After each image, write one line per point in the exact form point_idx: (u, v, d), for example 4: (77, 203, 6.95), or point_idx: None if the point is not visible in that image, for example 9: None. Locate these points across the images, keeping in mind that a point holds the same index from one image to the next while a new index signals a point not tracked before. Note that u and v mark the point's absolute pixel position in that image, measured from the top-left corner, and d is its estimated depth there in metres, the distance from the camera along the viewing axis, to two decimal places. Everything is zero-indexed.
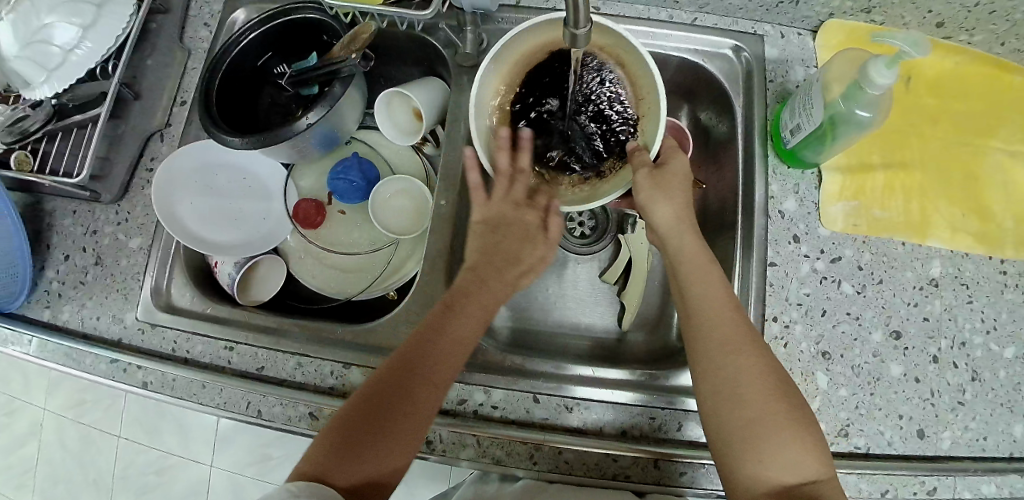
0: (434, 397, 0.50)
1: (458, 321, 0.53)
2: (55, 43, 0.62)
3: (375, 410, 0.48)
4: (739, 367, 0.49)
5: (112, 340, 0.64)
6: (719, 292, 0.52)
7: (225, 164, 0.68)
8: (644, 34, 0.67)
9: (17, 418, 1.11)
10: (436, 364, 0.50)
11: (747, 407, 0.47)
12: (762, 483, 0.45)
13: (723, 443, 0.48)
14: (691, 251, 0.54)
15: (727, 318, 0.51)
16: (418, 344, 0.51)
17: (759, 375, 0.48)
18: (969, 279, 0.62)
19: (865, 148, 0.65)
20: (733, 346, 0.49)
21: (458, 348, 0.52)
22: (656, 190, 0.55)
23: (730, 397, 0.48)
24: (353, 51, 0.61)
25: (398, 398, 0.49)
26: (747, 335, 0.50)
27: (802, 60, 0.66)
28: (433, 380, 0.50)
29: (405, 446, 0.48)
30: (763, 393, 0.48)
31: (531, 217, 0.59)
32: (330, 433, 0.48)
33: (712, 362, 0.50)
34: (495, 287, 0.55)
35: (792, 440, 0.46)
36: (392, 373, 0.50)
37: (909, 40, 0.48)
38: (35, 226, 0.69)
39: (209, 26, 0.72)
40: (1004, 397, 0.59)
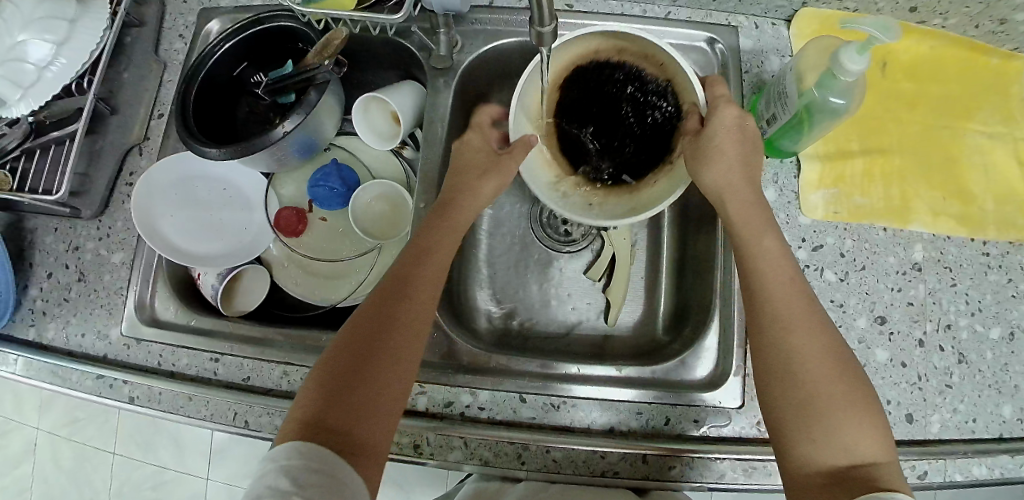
0: (414, 352, 0.49)
1: (423, 267, 0.52)
2: (28, 60, 0.61)
3: (361, 350, 0.47)
4: (803, 344, 0.47)
5: (98, 356, 0.64)
6: (780, 265, 0.51)
7: (205, 174, 0.68)
8: (618, 30, 0.67)
9: (10, 439, 1.11)
10: (408, 306, 0.50)
11: (801, 385, 0.46)
12: (813, 462, 0.45)
13: (780, 421, 0.47)
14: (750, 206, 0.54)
15: (785, 290, 0.49)
16: (384, 303, 0.50)
17: (819, 351, 0.47)
18: (952, 262, 0.62)
19: (843, 135, 0.65)
20: (788, 326, 0.48)
21: (427, 293, 0.51)
22: (700, 159, 0.55)
23: (792, 376, 0.47)
24: (326, 57, 0.60)
25: (376, 351, 0.47)
26: (802, 311, 0.49)
27: (777, 50, 0.66)
28: (410, 335, 0.49)
29: (394, 398, 0.47)
30: (820, 374, 0.46)
31: (477, 139, 0.61)
32: (314, 388, 0.45)
33: (769, 341, 0.48)
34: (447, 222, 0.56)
35: (846, 425, 0.45)
36: (359, 332, 0.48)
37: (878, 25, 0.48)
38: (16, 245, 0.68)
39: (184, 37, 0.72)
40: (991, 378, 0.59)
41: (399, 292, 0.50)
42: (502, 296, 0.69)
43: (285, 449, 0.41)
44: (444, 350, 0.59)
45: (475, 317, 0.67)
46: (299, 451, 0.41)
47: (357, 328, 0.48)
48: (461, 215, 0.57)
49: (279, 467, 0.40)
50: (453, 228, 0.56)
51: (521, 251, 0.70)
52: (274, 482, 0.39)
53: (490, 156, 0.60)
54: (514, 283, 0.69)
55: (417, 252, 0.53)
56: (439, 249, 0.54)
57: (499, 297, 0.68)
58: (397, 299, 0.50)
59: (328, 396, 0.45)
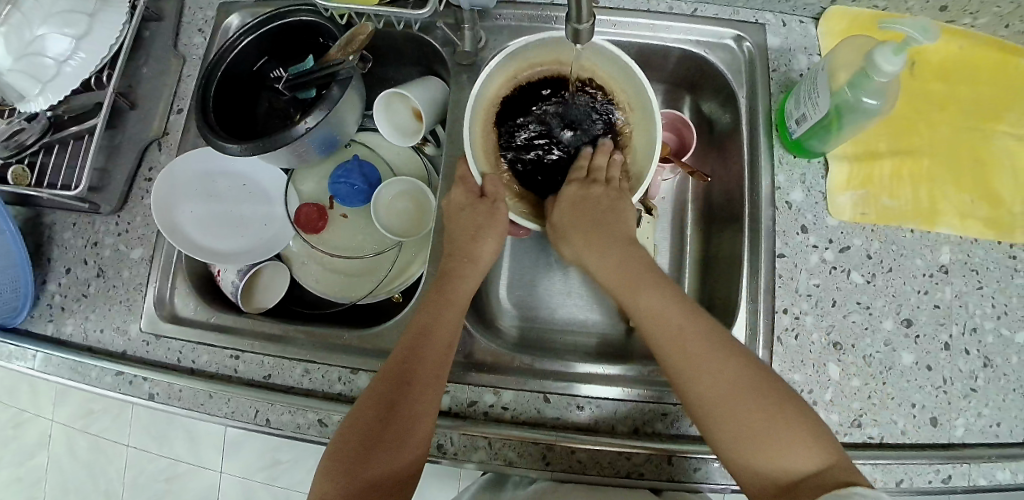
0: (424, 432, 0.49)
1: (433, 336, 0.52)
2: (47, 54, 0.60)
3: (374, 425, 0.48)
4: (710, 381, 0.47)
5: (117, 352, 0.64)
6: (670, 305, 0.51)
7: (225, 171, 0.68)
8: (643, 27, 0.66)
9: (25, 431, 1.11)
10: (421, 375, 0.50)
11: (722, 423, 0.46)
12: (765, 483, 0.45)
13: (724, 454, 0.47)
14: (624, 268, 0.54)
15: (684, 319, 0.50)
16: (390, 383, 0.50)
17: (729, 379, 0.47)
18: (979, 265, 0.61)
19: (871, 135, 0.64)
20: (694, 366, 0.48)
21: (440, 362, 0.52)
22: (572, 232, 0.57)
23: (715, 412, 0.46)
24: (350, 52, 0.59)
25: (383, 436, 0.48)
26: (704, 341, 0.49)
27: (805, 48, 0.65)
28: (417, 416, 0.49)
29: (406, 475, 0.48)
30: (743, 400, 0.46)
31: (462, 195, 0.59)
32: (330, 462, 0.48)
33: (686, 380, 0.48)
34: (461, 289, 0.56)
35: (783, 445, 0.45)
36: (368, 417, 0.49)
37: (916, 26, 0.47)
38: (35, 240, 0.68)
39: (204, 32, 0.72)
40: (1016, 383, 0.59)
41: (403, 376, 0.50)
42: (522, 295, 0.68)
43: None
44: (467, 349, 0.59)
45: (497, 316, 0.67)
46: None
47: (366, 411, 0.49)
48: (462, 287, 0.56)
49: None
50: (454, 302, 0.55)
51: (543, 250, 0.69)
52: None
53: (481, 212, 0.57)
54: (535, 282, 0.69)
55: (420, 330, 0.53)
56: (445, 320, 0.53)
57: (520, 296, 0.68)
58: (402, 382, 0.50)
59: (340, 483, 0.46)
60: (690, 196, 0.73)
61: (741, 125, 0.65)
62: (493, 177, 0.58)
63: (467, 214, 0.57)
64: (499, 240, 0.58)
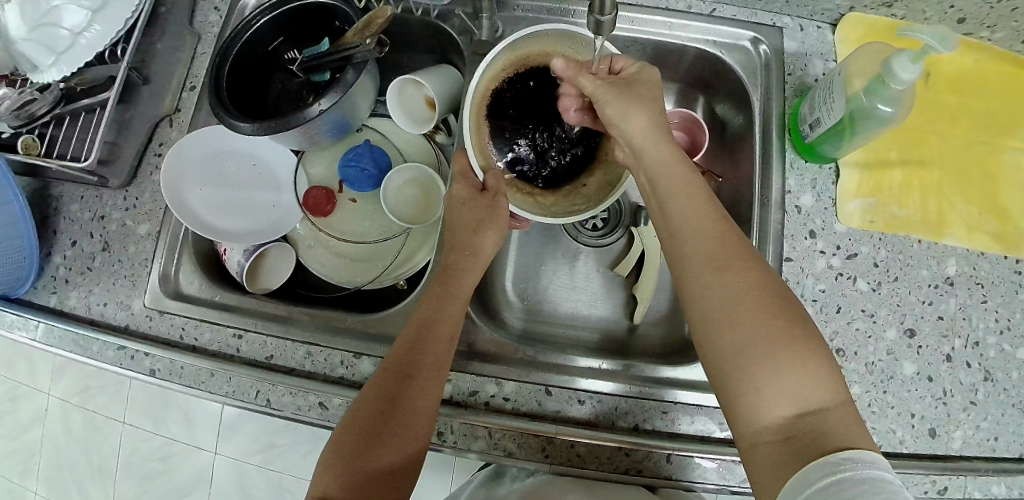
0: (424, 427, 0.49)
1: (437, 330, 0.52)
2: (62, 26, 0.61)
3: (375, 415, 0.48)
4: (731, 285, 0.45)
5: (120, 326, 0.64)
6: (703, 210, 0.48)
7: (235, 149, 0.67)
8: (660, 25, 0.66)
9: (22, 403, 1.11)
10: (422, 371, 0.50)
11: (735, 329, 0.43)
12: (765, 417, 0.42)
13: (725, 372, 0.44)
14: (672, 168, 0.50)
15: (713, 228, 0.47)
16: (391, 378, 0.49)
17: (753, 298, 0.44)
18: (984, 278, 0.61)
19: (883, 143, 0.64)
20: (714, 268, 0.45)
21: (442, 357, 0.51)
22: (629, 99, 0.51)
23: (729, 320, 0.44)
24: (367, 36, 0.58)
25: (384, 430, 0.48)
26: (729, 251, 0.46)
27: (822, 53, 0.65)
28: (416, 413, 0.49)
29: (405, 469, 0.49)
30: (762, 321, 0.43)
31: (463, 190, 0.58)
32: (332, 452, 0.48)
33: (704, 283, 0.46)
34: (464, 284, 0.55)
35: (792, 369, 0.42)
36: (370, 408, 0.49)
37: (936, 34, 0.47)
38: (42, 211, 0.68)
39: (219, 9, 0.71)
40: (1016, 398, 0.59)
41: (404, 371, 0.50)
42: (527, 288, 0.68)
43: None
44: (470, 338, 0.59)
45: (500, 307, 0.67)
46: None
47: (367, 403, 0.49)
48: (464, 281, 0.55)
49: None
50: (455, 297, 0.54)
51: (549, 244, 0.69)
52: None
53: (482, 206, 0.57)
54: (540, 276, 0.69)
55: (421, 325, 0.52)
56: (447, 314, 0.53)
57: (525, 288, 0.68)
58: (403, 376, 0.49)
59: (342, 475, 0.47)
60: None
61: (753, 128, 0.65)
62: (495, 173, 0.58)
63: (467, 208, 0.57)
64: (502, 235, 0.58)
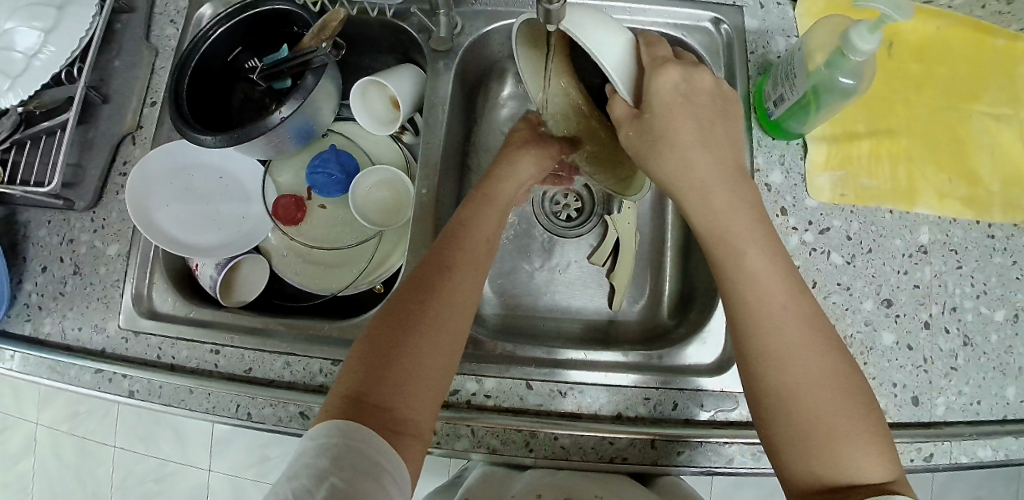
0: (459, 334, 0.48)
1: (480, 226, 0.54)
2: (16, 49, 0.60)
3: (406, 317, 0.46)
4: (796, 365, 0.43)
5: (95, 350, 0.63)
6: (771, 277, 0.46)
7: (201, 163, 0.67)
8: (620, 11, 0.66)
9: (11, 434, 1.10)
10: (462, 263, 0.50)
11: (800, 406, 0.42)
12: (815, 479, 0.42)
13: (779, 444, 0.43)
14: (728, 219, 0.48)
15: (779, 302, 0.45)
16: (410, 297, 0.48)
17: (819, 381, 0.43)
18: (957, 244, 0.61)
19: (849, 115, 0.64)
20: (781, 347, 0.44)
21: (480, 254, 0.52)
22: (649, 145, 0.51)
23: (796, 400, 0.43)
24: (323, 39, 0.58)
25: (409, 334, 0.45)
26: (799, 328, 0.44)
27: (783, 30, 0.65)
28: (450, 308, 0.48)
29: (429, 388, 0.45)
30: (830, 401, 0.42)
31: (523, 129, 0.65)
32: (358, 364, 0.44)
33: (766, 361, 0.44)
34: (508, 189, 0.59)
35: (852, 443, 0.42)
36: (399, 312, 0.47)
37: (890, 2, 0.46)
38: (10, 238, 0.67)
39: (175, 22, 0.70)
40: (995, 361, 0.59)
41: (442, 265, 0.50)
42: (505, 283, 0.68)
43: (328, 423, 0.41)
44: None
45: (479, 304, 0.66)
46: (341, 428, 0.40)
47: (393, 313, 0.47)
48: (501, 187, 0.58)
49: (322, 444, 0.39)
50: (494, 200, 0.57)
51: (524, 238, 0.69)
52: (315, 461, 0.38)
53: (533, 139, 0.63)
54: (517, 271, 0.68)
55: (456, 227, 0.53)
56: (486, 217, 0.55)
57: (502, 284, 0.68)
58: (440, 268, 0.49)
59: (371, 377, 0.43)
60: None
61: None
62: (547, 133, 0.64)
63: (516, 144, 0.63)
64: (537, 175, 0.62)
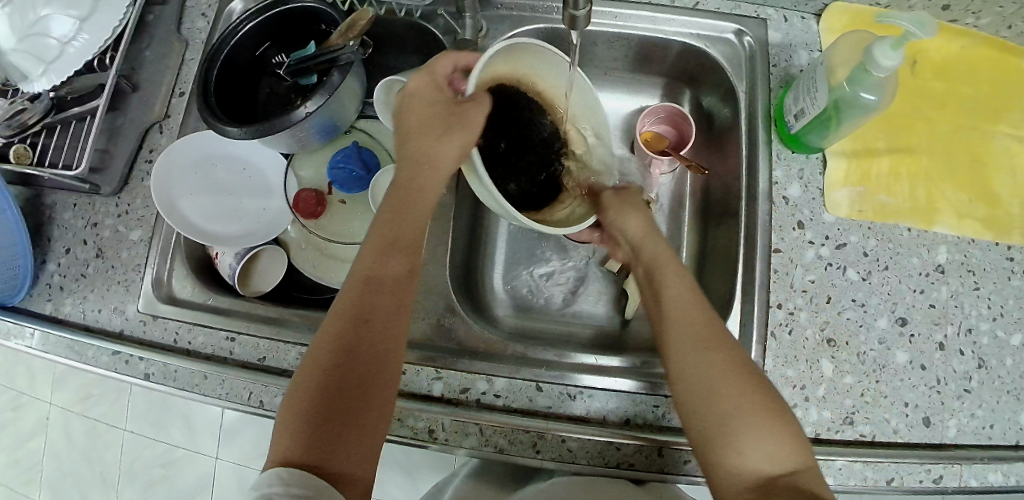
0: (393, 362, 0.46)
1: (401, 250, 0.50)
2: (51, 35, 0.62)
3: (332, 361, 0.44)
4: (707, 356, 0.45)
5: (114, 332, 0.64)
6: (689, 297, 0.49)
7: (225, 155, 0.68)
8: (645, 19, 0.66)
9: (24, 413, 1.12)
10: (383, 293, 0.48)
11: (725, 399, 0.43)
12: (741, 475, 0.41)
13: (704, 445, 0.44)
14: (663, 257, 0.54)
15: (700, 318, 0.48)
16: (343, 325, 0.46)
17: (734, 374, 0.44)
18: (976, 266, 0.61)
19: (869, 131, 0.64)
20: (706, 346, 0.46)
21: (405, 281, 0.50)
22: (625, 209, 0.57)
23: (719, 395, 0.44)
24: (350, 37, 0.59)
25: (343, 378, 0.44)
26: (717, 333, 0.47)
27: (806, 44, 0.65)
28: (382, 344, 0.46)
29: (373, 428, 0.44)
30: (751, 393, 0.43)
31: (432, 95, 0.54)
32: (288, 421, 0.42)
33: (686, 359, 0.46)
34: (432, 198, 0.53)
35: (773, 433, 0.42)
36: (327, 351, 0.45)
37: (914, 19, 0.47)
38: (36, 220, 0.68)
39: (206, 16, 0.72)
40: (1010, 385, 0.58)
41: (364, 304, 0.47)
42: (518, 285, 0.69)
43: (268, 476, 0.39)
44: (461, 336, 0.60)
45: (492, 305, 0.67)
46: (281, 477, 0.38)
47: (322, 349, 0.45)
48: (427, 201, 0.53)
49: (262, 495, 0.37)
50: (413, 218, 0.51)
51: (539, 241, 0.69)
52: None
53: (450, 110, 0.52)
54: (531, 274, 0.69)
55: (379, 256, 0.49)
56: (409, 236, 0.51)
57: (515, 285, 0.68)
58: (363, 310, 0.47)
59: (298, 431, 0.41)
60: (689, 190, 0.73)
61: (739, 120, 0.65)
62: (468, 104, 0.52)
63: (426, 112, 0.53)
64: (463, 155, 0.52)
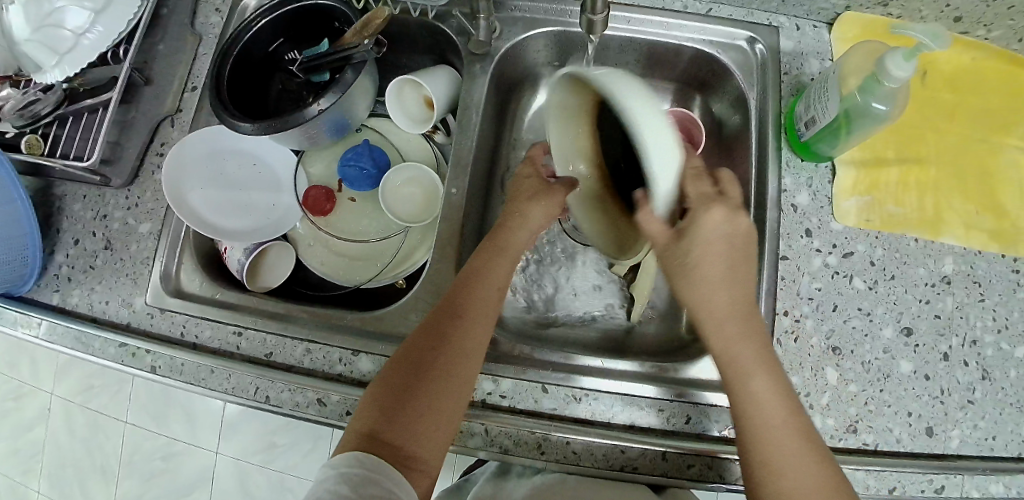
0: (470, 372, 0.49)
1: (489, 271, 0.54)
2: (65, 27, 0.62)
3: (416, 363, 0.48)
4: (779, 440, 0.45)
5: (121, 324, 0.65)
6: (767, 372, 0.47)
7: (236, 150, 0.69)
8: (657, 25, 0.67)
9: (26, 403, 1.13)
10: (473, 308, 0.51)
11: (789, 478, 0.44)
12: None
13: None
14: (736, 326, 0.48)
15: (774, 394, 0.46)
16: (436, 324, 0.50)
17: (804, 456, 0.44)
18: (982, 277, 0.61)
19: (879, 142, 0.65)
20: (778, 430, 0.45)
21: (492, 299, 0.53)
22: (680, 269, 0.50)
23: (788, 478, 0.44)
24: (365, 35, 0.60)
25: (425, 376, 0.47)
26: (788, 408, 0.46)
27: (818, 53, 0.65)
28: (464, 352, 0.49)
29: (444, 429, 0.47)
30: (814, 473, 0.44)
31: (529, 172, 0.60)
32: (372, 407, 0.47)
33: (756, 437, 0.46)
34: (521, 233, 0.57)
35: None
36: (417, 350, 0.49)
37: (928, 31, 0.47)
38: (46, 210, 0.69)
39: (220, 11, 0.72)
40: (1014, 397, 0.58)
41: (453, 311, 0.51)
42: (525, 287, 0.69)
43: (345, 459, 0.43)
44: None
45: None
46: (358, 461, 0.43)
47: (414, 348, 0.49)
48: (516, 235, 0.57)
49: (339, 474, 0.42)
50: (505, 249, 0.56)
51: (546, 243, 0.70)
52: (334, 487, 0.41)
53: (543, 184, 0.58)
54: (538, 276, 0.69)
55: (469, 274, 0.54)
56: (499, 260, 0.55)
57: (522, 287, 0.69)
58: (451, 315, 0.50)
59: (381, 421, 0.45)
60: None
61: (749, 128, 0.65)
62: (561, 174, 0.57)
63: (530, 184, 0.59)
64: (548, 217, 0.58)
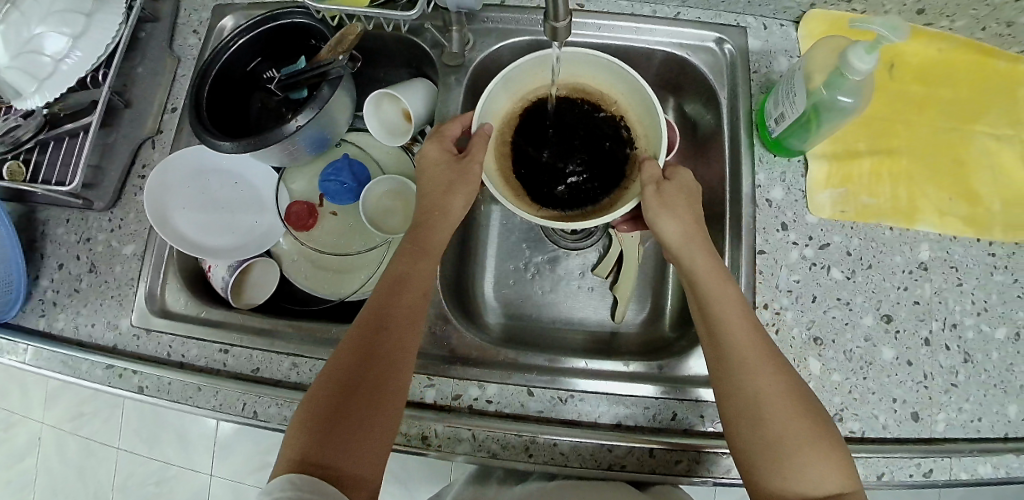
0: (405, 378, 0.50)
1: (415, 276, 0.54)
2: (46, 53, 0.61)
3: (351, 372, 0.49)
4: (757, 381, 0.48)
5: (108, 346, 0.65)
6: (740, 317, 0.50)
7: (218, 168, 0.69)
8: (628, 30, 0.68)
9: (16, 432, 1.12)
10: (401, 313, 0.52)
11: (769, 424, 0.46)
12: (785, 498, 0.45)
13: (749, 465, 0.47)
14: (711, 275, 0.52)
15: (746, 338, 0.50)
16: (366, 334, 0.51)
17: (784, 401, 0.47)
18: (958, 262, 0.62)
19: (850, 135, 0.66)
20: (753, 367, 0.48)
21: (417, 304, 0.53)
22: (661, 208, 0.54)
23: (769, 422, 0.46)
24: (340, 52, 0.61)
25: (360, 387, 0.48)
26: (763, 352, 0.49)
27: (785, 50, 0.67)
28: (395, 358, 0.50)
29: (383, 434, 0.48)
30: (791, 414, 0.46)
31: (435, 150, 0.59)
32: (304, 428, 0.47)
33: (732, 378, 0.49)
34: (442, 233, 0.57)
35: (814, 460, 0.45)
36: (347, 363, 0.49)
37: (886, 24, 0.48)
38: (29, 235, 0.69)
39: (198, 32, 0.73)
40: (997, 379, 0.59)
41: (380, 320, 0.52)
42: (509, 292, 0.69)
43: (280, 482, 0.43)
44: (452, 343, 0.60)
45: (483, 312, 0.68)
46: (294, 482, 0.43)
47: (344, 361, 0.50)
48: (438, 237, 0.57)
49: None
50: (430, 251, 0.56)
51: (528, 248, 0.70)
52: None
53: (455, 168, 0.58)
54: (523, 281, 0.70)
55: (396, 280, 0.54)
56: (423, 264, 0.55)
57: (507, 292, 0.69)
58: (378, 326, 0.51)
59: (316, 441, 0.46)
60: None
61: (722, 126, 0.66)
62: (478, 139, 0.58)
63: (445, 169, 0.58)
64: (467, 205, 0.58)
